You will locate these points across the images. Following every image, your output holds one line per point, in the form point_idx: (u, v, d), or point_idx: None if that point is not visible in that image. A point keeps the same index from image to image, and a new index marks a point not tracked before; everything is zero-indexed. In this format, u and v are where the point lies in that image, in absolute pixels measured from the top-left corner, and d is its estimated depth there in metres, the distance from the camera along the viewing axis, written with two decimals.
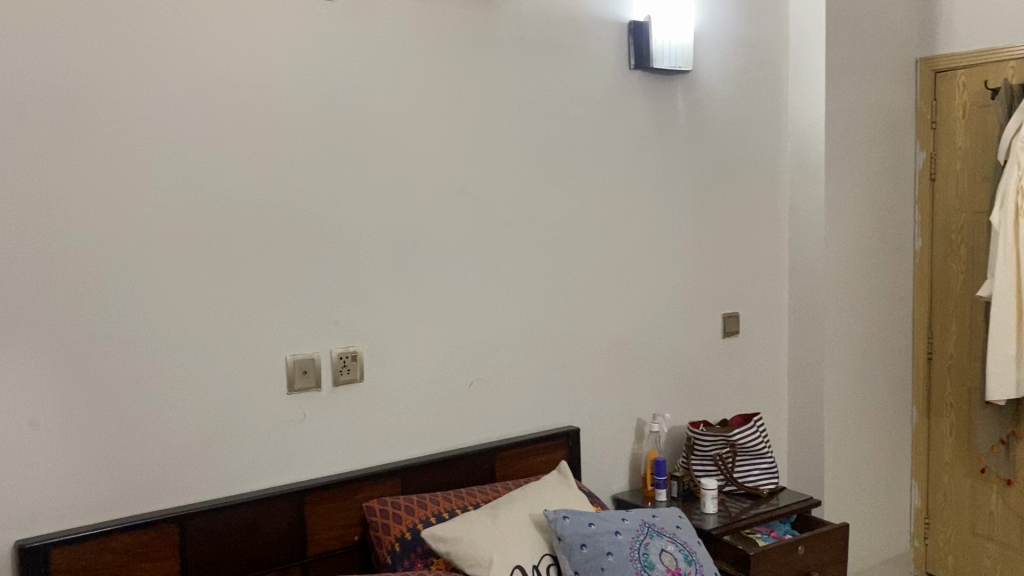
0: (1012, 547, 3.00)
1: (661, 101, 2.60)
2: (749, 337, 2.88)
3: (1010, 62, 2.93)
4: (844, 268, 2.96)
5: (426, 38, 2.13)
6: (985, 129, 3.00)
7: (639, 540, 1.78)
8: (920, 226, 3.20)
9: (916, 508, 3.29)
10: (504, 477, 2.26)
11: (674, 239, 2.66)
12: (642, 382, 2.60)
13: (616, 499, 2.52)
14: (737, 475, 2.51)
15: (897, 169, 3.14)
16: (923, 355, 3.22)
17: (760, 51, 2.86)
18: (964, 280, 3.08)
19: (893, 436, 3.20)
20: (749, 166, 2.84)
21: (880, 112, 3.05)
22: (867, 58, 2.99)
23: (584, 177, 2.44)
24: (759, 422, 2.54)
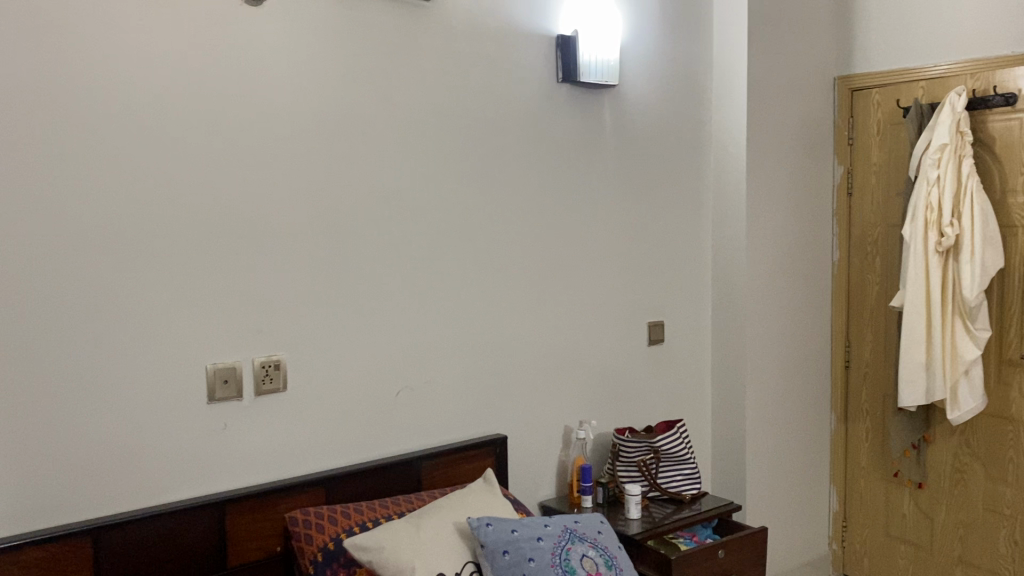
0: (923, 547, 3.12)
1: (589, 114, 2.65)
2: (673, 345, 2.94)
3: (920, 82, 3.05)
4: (765, 279, 3.06)
5: (354, 45, 2.13)
6: (897, 146, 3.12)
7: (561, 545, 1.80)
8: (837, 239, 3.32)
9: (834, 512, 3.39)
10: (430, 486, 2.26)
11: (600, 250, 2.70)
12: (569, 390, 2.64)
13: (542, 506, 2.55)
14: (660, 481, 2.56)
15: (815, 183, 3.25)
16: (840, 363, 3.33)
17: (685, 67, 2.93)
18: (878, 291, 3.20)
19: (812, 443, 3.30)
20: (674, 179, 2.91)
21: (799, 128, 3.16)
22: (787, 76, 3.10)
23: (512, 188, 2.47)
24: (682, 429, 2.60)
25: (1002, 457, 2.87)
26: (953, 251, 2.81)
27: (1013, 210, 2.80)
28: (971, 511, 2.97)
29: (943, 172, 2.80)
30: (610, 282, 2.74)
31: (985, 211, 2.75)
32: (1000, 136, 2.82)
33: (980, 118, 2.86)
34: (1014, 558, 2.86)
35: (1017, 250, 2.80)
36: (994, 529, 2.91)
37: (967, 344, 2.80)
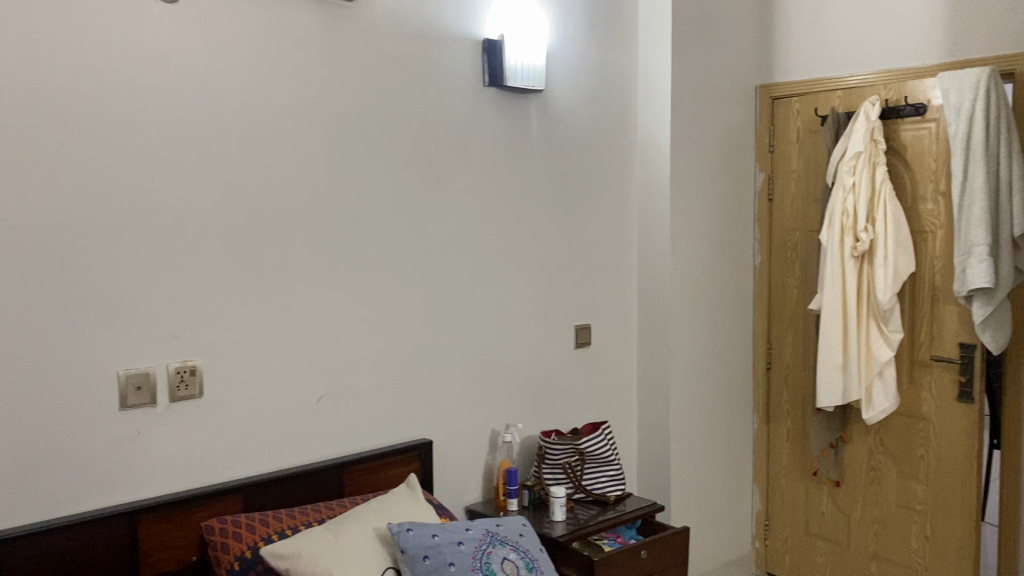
0: (841, 544, 3.21)
1: (516, 119, 2.66)
2: (599, 348, 2.97)
3: (836, 91, 3.14)
4: (689, 283, 3.11)
5: (277, 45, 2.10)
6: (815, 154, 3.21)
7: (481, 549, 1.80)
8: (759, 243, 3.40)
9: (757, 511, 3.47)
10: (353, 492, 2.24)
11: (527, 253, 2.72)
12: (495, 394, 2.64)
13: (468, 510, 2.54)
14: (585, 483, 2.58)
15: (737, 189, 3.33)
16: (762, 365, 3.41)
17: (611, 72, 2.96)
18: (797, 295, 3.29)
19: (735, 443, 3.37)
20: (601, 184, 2.94)
21: (722, 135, 3.23)
22: (710, 84, 3.16)
23: (438, 191, 2.46)
24: (607, 431, 2.63)
25: (913, 454, 2.97)
26: (867, 255, 2.91)
27: (923, 217, 2.90)
28: (885, 507, 3.06)
29: (858, 179, 2.89)
30: (537, 286, 2.75)
31: (897, 217, 2.85)
32: (911, 145, 2.92)
33: (893, 127, 2.97)
34: (925, 552, 2.97)
35: (927, 255, 2.90)
36: (907, 524, 3.01)
37: (881, 345, 2.89)
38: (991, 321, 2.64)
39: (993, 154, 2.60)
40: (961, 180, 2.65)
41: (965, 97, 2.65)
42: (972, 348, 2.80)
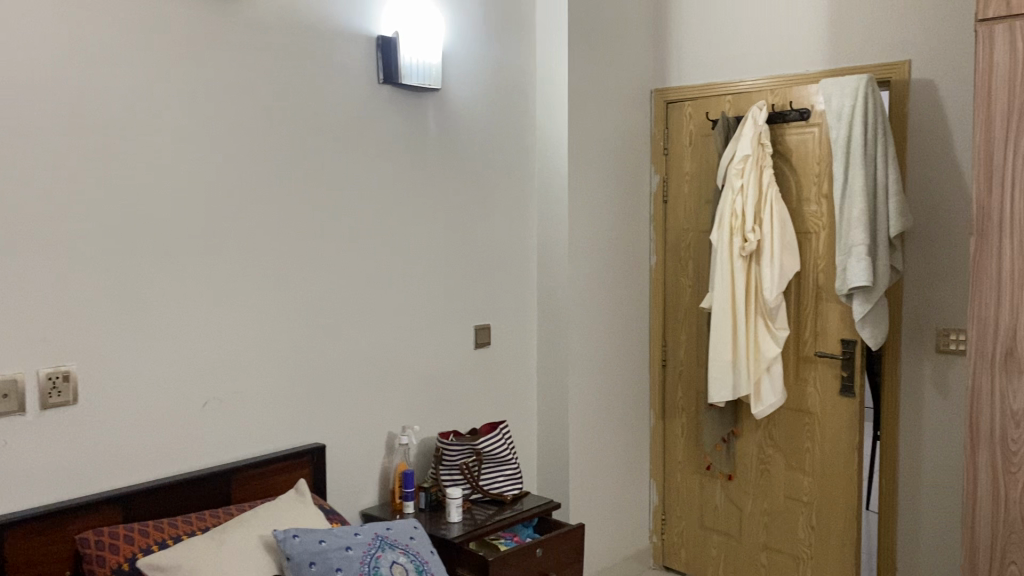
0: (733, 536, 3.30)
1: (412, 118, 2.64)
2: (498, 348, 2.97)
3: (726, 96, 3.23)
4: (587, 283, 3.15)
5: (160, 38, 2.03)
6: (706, 157, 3.29)
7: (370, 553, 1.78)
8: (654, 244, 3.47)
9: (654, 506, 3.54)
10: (241, 499, 2.18)
11: (424, 254, 2.70)
12: (392, 395, 2.61)
13: (364, 514, 2.51)
14: (482, 483, 2.58)
15: (633, 191, 3.39)
16: (658, 362, 3.48)
17: (509, 73, 2.97)
18: (691, 294, 3.37)
19: (632, 441, 3.43)
20: (499, 185, 2.95)
21: (619, 138, 3.28)
22: (607, 88, 3.21)
23: (331, 191, 2.42)
24: (504, 430, 2.64)
25: (799, 447, 3.09)
26: (755, 255, 3.00)
27: (807, 218, 3.02)
28: (774, 499, 3.17)
29: (746, 181, 2.99)
30: (435, 286, 2.74)
31: (782, 219, 2.95)
32: (796, 148, 3.03)
33: (779, 131, 3.07)
34: (810, 541, 3.08)
35: (811, 254, 3.02)
36: (794, 515, 3.12)
37: (768, 342, 2.99)
38: (869, 318, 2.75)
39: (870, 158, 2.72)
40: (841, 183, 2.76)
41: (844, 103, 2.76)
42: (853, 344, 2.92)
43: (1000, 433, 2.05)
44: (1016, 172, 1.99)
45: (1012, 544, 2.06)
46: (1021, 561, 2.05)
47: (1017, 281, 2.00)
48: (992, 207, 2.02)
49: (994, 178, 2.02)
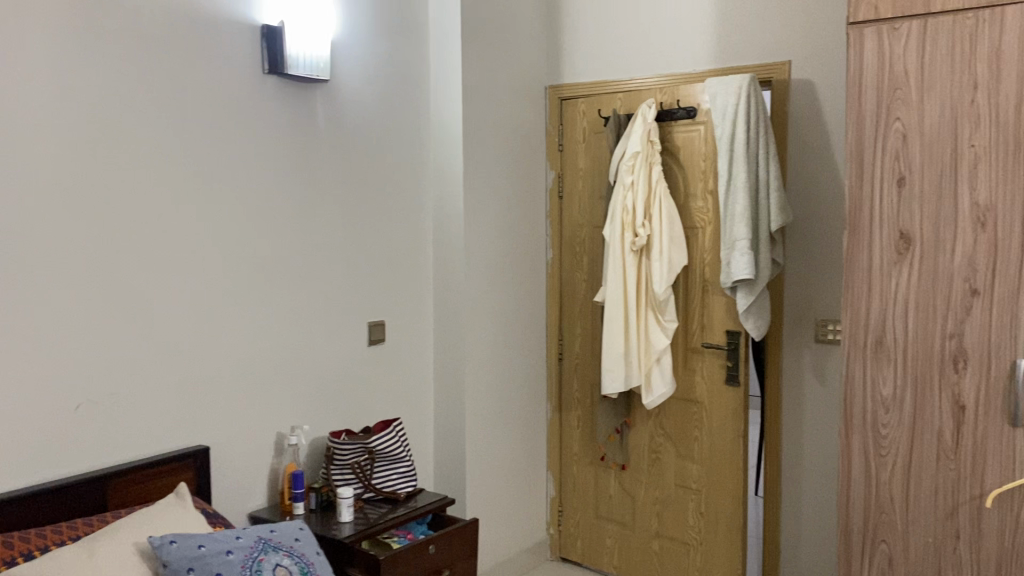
0: (627, 525, 3.36)
1: (300, 111, 2.58)
2: (393, 345, 2.94)
3: (618, 94, 3.28)
4: (482, 279, 3.15)
5: (24, 23, 1.92)
6: (600, 153, 3.34)
7: (252, 557, 1.74)
8: (550, 239, 3.50)
9: (551, 498, 3.57)
10: (119, 505, 2.09)
11: (315, 250, 2.64)
12: (282, 394, 2.55)
13: (252, 517, 2.45)
14: (375, 482, 2.54)
15: (529, 186, 3.40)
16: (555, 356, 3.51)
17: (402, 66, 2.94)
18: (585, 289, 3.41)
19: (529, 434, 3.46)
20: (393, 180, 2.91)
21: (514, 133, 3.29)
22: (501, 83, 3.22)
23: (214, 184, 2.34)
24: (398, 428, 2.61)
25: (689, 436, 3.17)
26: (645, 250, 3.06)
27: (694, 213, 3.10)
28: (665, 487, 3.25)
29: (637, 177, 3.04)
30: (326, 282, 2.68)
31: (671, 214, 3.02)
32: (683, 145, 3.10)
33: (668, 129, 3.14)
34: (699, 527, 3.17)
35: (698, 249, 3.10)
36: (684, 502, 3.20)
37: (658, 334, 3.06)
38: (752, 310, 2.85)
39: (753, 155, 2.81)
40: (725, 179, 2.85)
41: (728, 102, 2.84)
42: (738, 334, 3.02)
43: (871, 419, 2.15)
44: (883, 169, 2.09)
45: (882, 524, 2.16)
46: (890, 539, 2.16)
47: (885, 273, 2.10)
48: (863, 202, 2.12)
49: (865, 174, 2.11)
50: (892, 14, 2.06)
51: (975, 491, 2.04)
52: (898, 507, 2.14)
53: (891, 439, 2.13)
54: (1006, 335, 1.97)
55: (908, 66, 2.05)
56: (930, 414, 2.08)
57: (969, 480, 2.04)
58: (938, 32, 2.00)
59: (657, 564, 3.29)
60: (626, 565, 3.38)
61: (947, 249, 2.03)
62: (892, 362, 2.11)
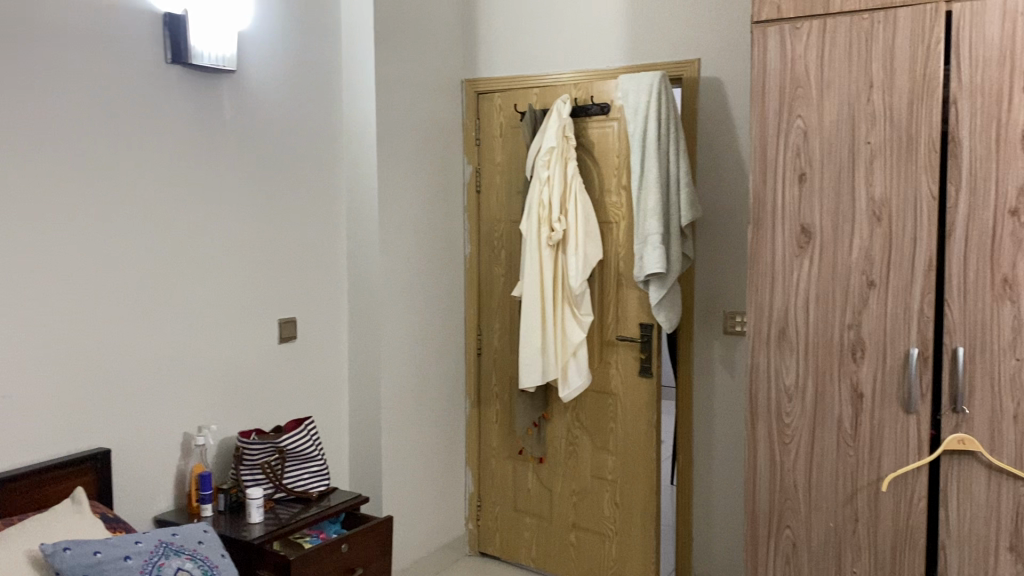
0: (545, 517, 3.39)
1: (207, 102, 2.51)
2: (306, 342, 2.89)
3: (534, 89, 3.29)
4: (397, 273, 3.12)
5: None
6: (516, 148, 3.35)
7: (152, 563, 1.70)
8: (468, 233, 3.50)
9: (470, 493, 3.57)
10: (12, 512, 1.99)
11: (222, 245, 2.57)
12: (190, 393, 2.48)
13: (157, 520, 2.38)
14: (285, 482, 2.50)
15: (446, 180, 3.39)
16: (473, 351, 3.51)
17: (313, 58, 2.89)
18: (503, 283, 3.42)
19: (447, 430, 3.45)
20: (306, 173, 2.86)
21: (430, 127, 3.27)
22: (416, 77, 3.19)
23: (115, 177, 2.26)
24: (310, 427, 2.57)
25: (605, 428, 3.21)
26: (561, 245, 3.08)
27: (609, 208, 3.13)
28: (581, 479, 3.28)
29: (553, 172, 3.06)
30: (235, 278, 2.62)
31: (586, 209, 3.05)
32: (598, 141, 3.13)
33: (582, 124, 3.16)
34: (615, 518, 3.22)
35: (613, 243, 3.14)
36: (599, 493, 3.24)
37: (574, 328, 3.09)
38: (664, 303, 2.90)
39: (664, 151, 2.86)
40: (638, 174, 2.88)
41: (641, 99, 2.88)
42: (651, 327, 3.06)
43: (775, 408, 2.21)
44: (786, 164, 2.15)
45: (786, 510, 2.23)
46: (794, 525, 2.22)
47: (788, 266, 2.16)
48: (766, 198, 2.18)
49: (768, 170, 2.17)
50: (794, 14, 2.12)
51: (873, 476, 2.12)
52: (801, 493, 2.20)
53: (794, 427, 2.19)
54: (901, 324, 2.05)
55: (808, 65, 2.11)
56: (830, 403, 2.15)
57: (866, 465, 2.12)
58: (836, 32, 2.07)
59: (573, 555, 3.32)
60: (544, 557, 3.40)
61: (846, 243, 2.10)
62: (794, 353, 2.18)
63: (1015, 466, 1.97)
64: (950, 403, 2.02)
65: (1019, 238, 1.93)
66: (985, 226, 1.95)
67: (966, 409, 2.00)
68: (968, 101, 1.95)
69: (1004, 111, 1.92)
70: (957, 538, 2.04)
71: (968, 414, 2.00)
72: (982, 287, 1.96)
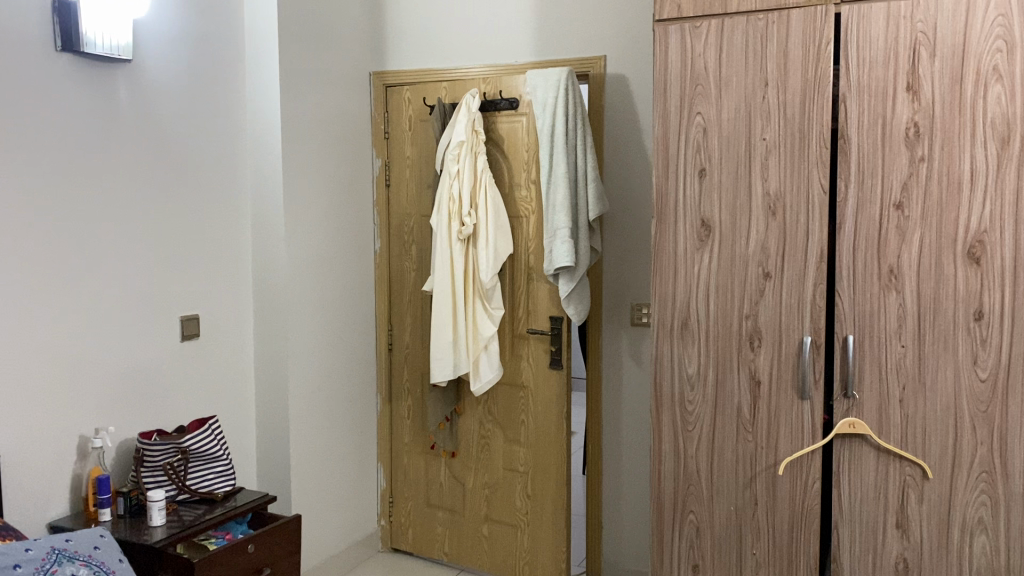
0: (457, 511, 3.39)
1: (102, 93, 2.42)
2: (210, 340, 2.82)
3: (443, 83, 3.28)
4: (305, 269, 3.08)
5: None
6: (426, 142, 3.34)
7: (44, 570, 1.65)
8: (378, 228, 3.47)
9: (382, 489, 3.55)
10: None
11: (120, 241, 2.49)
12: (87, 394, 2.39)
13: (51, 527, 2.28)
14: (189, 483, 2.44)
15: (354, 174, 3.36)
16: (384, 346, 3.49)
17: (214, 48, 2.81)
18: (413, 278, 3.41)
19: (358, 426, 3.42)
20: (207, 167, 2.79)
21: (337, 120, 3.23)
22: (322, 69, 3.15)
23: (4, 170, 2.16)
24: (215, 426, 2.51)
25: (516, 421, 3.24)
26: (471, 239, 3.09)
27: (518, 202, 3.16)
28: (493, 471, 3.30)
29: (462, 166, 3.06)
30: (135, 276, 2.54)
31: (496, 203, 3.07)
32: (507, 136, 3.16)
33: (491, 119, 3.18)
34: (526, 509, 3.25)
35: (522, 237, 3.17)
36: (511, 485, 3.27)
37: (485, 322, 3.10)
38: (573, 296, 2.94)
39: (572, 146, 2.90)
40: (546, 169, 2.91)
41: (549, 95, 2.90)
42: (560, 320, 3.11)
43: (678, 396, 2.27)
44: (686, 159, 2.21)
45: (690, 496, 2.29)
46: (697, 510, 2.29)
47: (688, 258, 2.23)
48: (668, 192, 2.23)
49: (670, 165, 2.22)
50: (693, 13, 2.17)
51: (770, 460, 2.20)
52: (704, 479, 2.27)
53: (696, 415, 2.26)
54: (795, 314, 2.13)
55: (707, 64, 2.17)
56: (730, 391, 2.22)
57: (764, 450, 2.21)
58: (734, 31, 2.13)
59: (486, 548, 3.34)
60: (456, 551, 3.41)
61: (744, 235, 2.17)
62: (696, 342, 2.24)
63: (901, 447, 2.08)
64: (841, 389, 2.11)
65: (904, 230, 2.03)
66: (872, 219, 2.05)
67: (856, 394, 2.10)
68: (856, 100, 2.04)
69: (889, 109, 2.02)
70: (848, 517, 2.14)
71: (857, 399, 2.10)
72: (870, 278, 2.06)
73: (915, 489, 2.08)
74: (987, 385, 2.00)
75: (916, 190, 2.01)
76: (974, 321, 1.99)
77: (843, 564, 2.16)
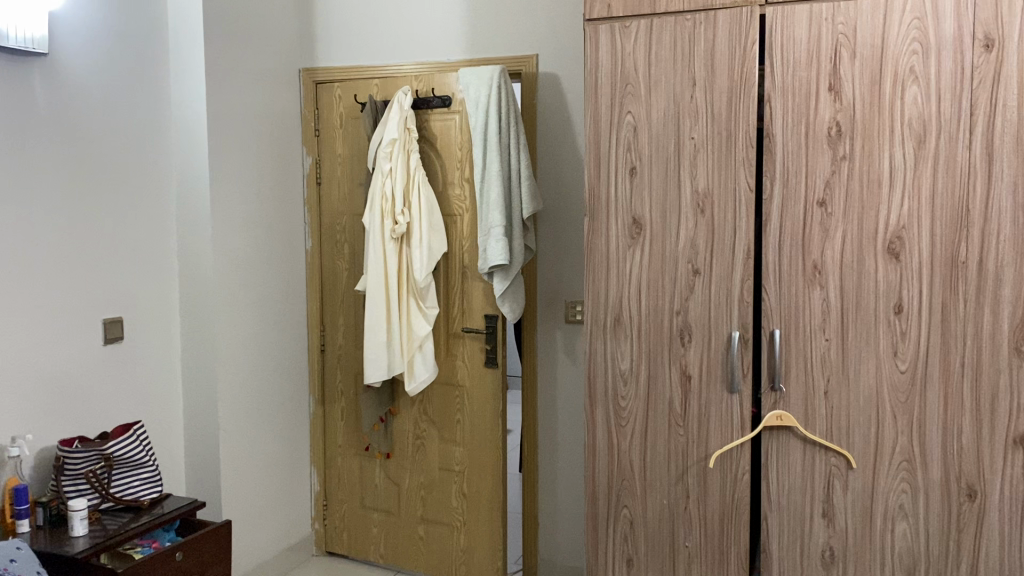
0: (393, 512, 3.37)
1: (16, 88, 2.32)
2: (134, 343, 2.74)
3: (374, 81, 3.25)
4: (233, 269, 3.02)
5: None
6: (357, 140, 3.30)
7: None
8: (309, 226, 3.42)
9: (315, 492, 3.51)
10: None
11: (38, 243, 2.40)
12: (2, 401, 2.30)
13: None
14: (113, 491, 2.36)
15: (284, 172, 3.30)
16: (317, 346, 3.44)
17: (136, 43, 2.73)
18: (346, 277, 3.37)
19: (291, 428, 3.37)
20: (130, 165, 2.71)
21: (265, 117, 3.17)
22: (249, 65, 3.08)
23: None
24: (139, 431, 2.44)
25: (451, 420, 3.23)
26: (405, 238, 3.06)
27: (452, 200, 3.15)
28: (428, 471, 3.29)
29: (395, 165, 3.03)
30: (54, 278, 2.45)
31: (429, 201, 3.05)
32: (440, 134, 3.14)
33: (423, 117, 3.16)
34: (463, 509, 3.24)
35: (456, 236, 3.16)
36: (447, 485, 3.26)
37: (420, 321, 3.08)
38: (508, 294, 2.94)
39: (505, 145, 2.89)
40: (480, 168, 2.90)
41: (482, 93, 2.89)
42: (495, 319, 3.11)
43: (611, 392, 2.30)
44: (617, 158, 2.23)
45: (623, 490, 2.32)
46: (630, 504, 2.32)
47: (621, 256, 2.25)
48: (601, 190, 2.25)
49: (601, 163, 2.24)
50: (623, 13, 2.19)
51: (701, 454, 2.24)
52: (637, 474, 2.30)
53: (629, 410, 2.28)
54: (723, 309, 2.17)
55: (637, 63, 2.19)
56: (662, 386, 2.25)
57: (695, 443, 2.24)
58: (662, 31, 2.16)
59: (421, 549, 3.33)
60: (391, 553, 3.38)
61: (674, 232, 2.20)
62: (628, 338, 2.27)
63: (827, 439, 2.13)
64: (769, 382, 2.16)
65: (827, 227, 2.08)
66: (796, 217, 2.10)
67: (783, 387, 2.14)
68: (780, 99, 2.09)
69: (812, 109, 2.07)
70: (777, 508, 2.19)
71: (784, 392, 2.15)
72: (795, 274, 2.11)
73: (840, 479, 2.14)
74: (907, 376, 2.06)
75: (838, 188, 2.07)
76: (895, 314, 2.05)
77: (771, 553, 2.20)
